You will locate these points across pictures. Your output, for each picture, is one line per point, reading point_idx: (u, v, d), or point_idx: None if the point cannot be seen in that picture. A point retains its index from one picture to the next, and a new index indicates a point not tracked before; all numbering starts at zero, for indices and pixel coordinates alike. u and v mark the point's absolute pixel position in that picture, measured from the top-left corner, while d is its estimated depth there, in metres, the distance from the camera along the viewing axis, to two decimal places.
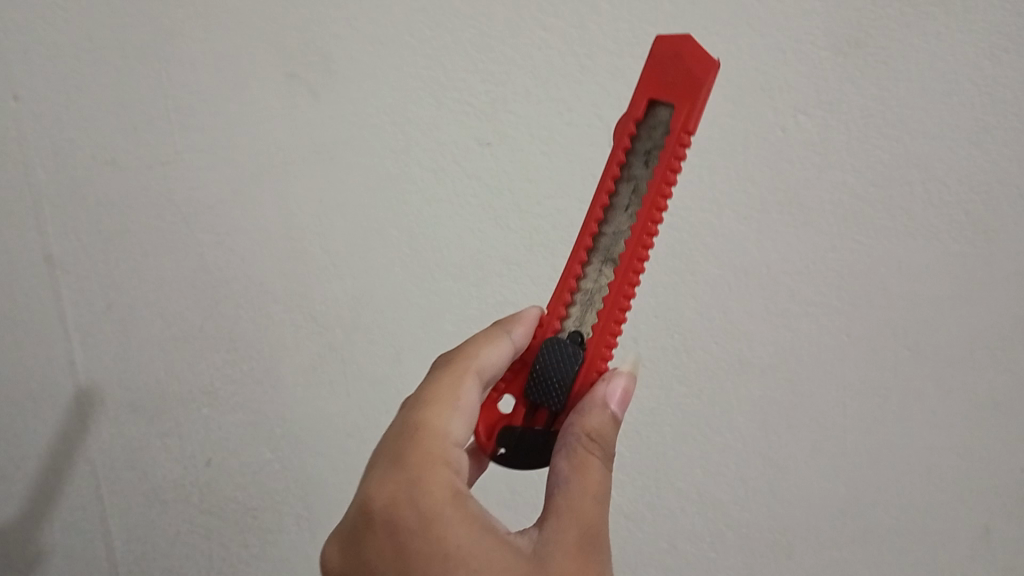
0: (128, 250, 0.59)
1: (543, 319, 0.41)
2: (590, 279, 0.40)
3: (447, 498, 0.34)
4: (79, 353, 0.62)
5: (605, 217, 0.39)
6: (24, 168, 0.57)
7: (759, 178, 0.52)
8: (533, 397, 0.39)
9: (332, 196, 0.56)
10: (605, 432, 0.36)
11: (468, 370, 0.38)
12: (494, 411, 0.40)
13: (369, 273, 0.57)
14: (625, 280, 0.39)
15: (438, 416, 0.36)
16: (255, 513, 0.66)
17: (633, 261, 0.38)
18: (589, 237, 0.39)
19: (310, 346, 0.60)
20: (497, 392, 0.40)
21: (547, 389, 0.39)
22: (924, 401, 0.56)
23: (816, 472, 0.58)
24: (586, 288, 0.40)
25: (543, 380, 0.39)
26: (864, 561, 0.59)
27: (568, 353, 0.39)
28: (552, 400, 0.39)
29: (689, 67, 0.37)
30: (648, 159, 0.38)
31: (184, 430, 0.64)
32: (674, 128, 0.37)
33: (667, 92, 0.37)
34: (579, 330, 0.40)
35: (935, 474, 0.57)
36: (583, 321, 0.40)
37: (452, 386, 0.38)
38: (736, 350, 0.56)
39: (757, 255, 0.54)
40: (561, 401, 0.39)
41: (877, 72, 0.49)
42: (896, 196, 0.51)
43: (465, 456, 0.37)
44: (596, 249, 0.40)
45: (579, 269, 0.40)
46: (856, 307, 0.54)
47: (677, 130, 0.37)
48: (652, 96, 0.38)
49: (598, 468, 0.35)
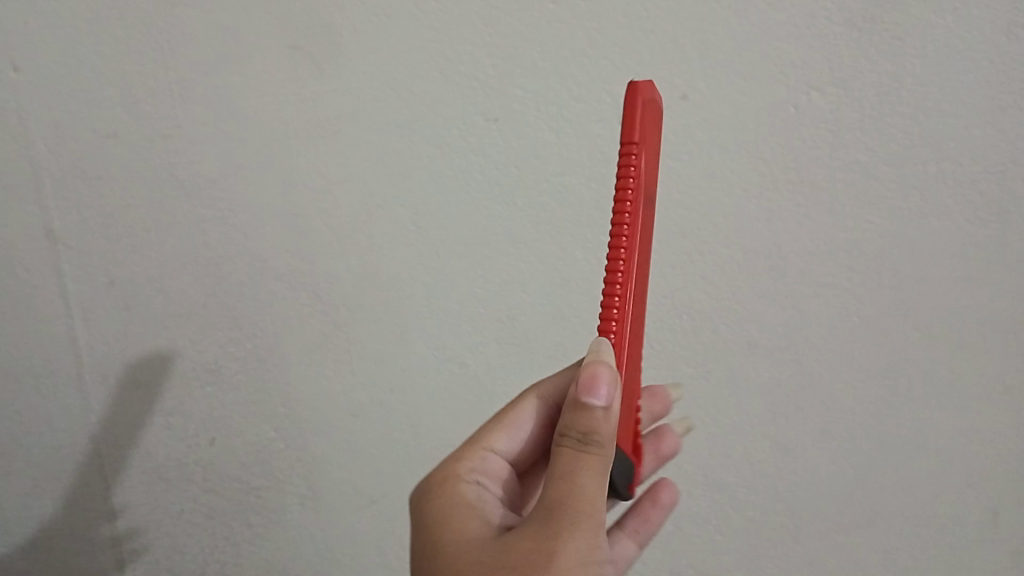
0: (130, 226, 0.58)
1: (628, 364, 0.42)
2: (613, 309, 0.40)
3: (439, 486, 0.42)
4: (81, 329, 0.61)
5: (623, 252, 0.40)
6: (24, 141, 0.56)
7: (772, 156, 0.51)
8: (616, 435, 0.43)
9: (337, 173, 0.55)
10: (585, 423, 0.37)
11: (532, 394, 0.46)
12: None
13: (374, 251, 0.57)
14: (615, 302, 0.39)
15: (491, 428, 0.46)
16: (258, 491, 0.66)
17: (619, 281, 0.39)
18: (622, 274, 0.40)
19: (314, 324, 0.59)
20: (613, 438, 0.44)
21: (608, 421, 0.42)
22: (933, 384, 0.55)
23: (823, 454, 0.58)
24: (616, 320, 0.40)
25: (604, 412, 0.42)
26: (868, 543, 0.59)
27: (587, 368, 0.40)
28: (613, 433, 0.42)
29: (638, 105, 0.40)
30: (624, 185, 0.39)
31: (186, 408, 0.63)
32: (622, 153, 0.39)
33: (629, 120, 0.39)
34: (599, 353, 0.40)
35: (942, 457, 0.57)
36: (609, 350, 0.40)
37: (511, 405, 0.47)
38: (745, 333, 0.55)
39: (767, 234, 0.53)
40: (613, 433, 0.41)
41: (893, 48, 0.48)
42: (910, 176, 0.50)
43: (500, 464, 0.45)
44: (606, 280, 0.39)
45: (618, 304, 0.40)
46: (867, 288, 0.53)
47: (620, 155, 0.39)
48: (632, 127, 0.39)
49: (570, 456, 0.37)
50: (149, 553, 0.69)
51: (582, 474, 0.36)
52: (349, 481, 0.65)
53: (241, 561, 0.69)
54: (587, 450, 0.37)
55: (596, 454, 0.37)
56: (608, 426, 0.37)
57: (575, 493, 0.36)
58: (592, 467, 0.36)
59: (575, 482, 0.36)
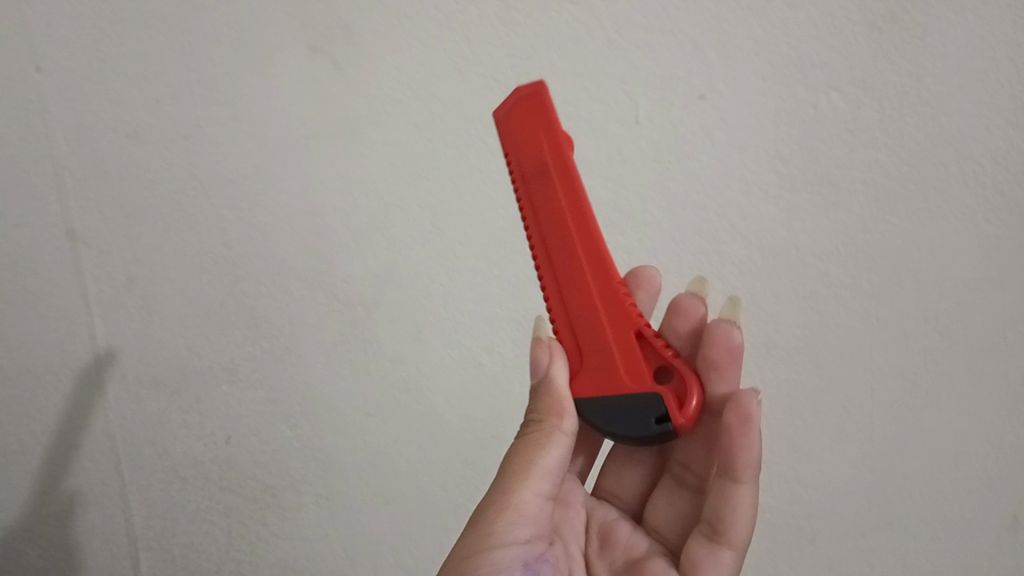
0: (151, 225, 0.58)
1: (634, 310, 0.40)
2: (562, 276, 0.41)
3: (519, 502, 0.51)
4: (101, 328, 0.62)
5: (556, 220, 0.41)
6: (47, 140, 0.57)
7: (790, 157, 0.51)
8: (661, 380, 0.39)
9: (355, 172, 0.55)
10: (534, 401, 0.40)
11: None
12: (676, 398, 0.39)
13: (391, 251, 0.57)
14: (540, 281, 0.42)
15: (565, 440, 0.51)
16: (274, 489, 0.66)
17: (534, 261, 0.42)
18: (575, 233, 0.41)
19: (331, 324, 0.60)
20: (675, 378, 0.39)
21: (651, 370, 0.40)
22: (953, 386, 0.55)
23: (840, 457, 0.58)
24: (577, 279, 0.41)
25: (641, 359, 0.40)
26: (887, 549, 0.59)
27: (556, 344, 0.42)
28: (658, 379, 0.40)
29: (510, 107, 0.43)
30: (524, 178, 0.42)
31: (205, 406, 0.64)
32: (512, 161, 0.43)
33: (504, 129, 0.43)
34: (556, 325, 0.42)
35: (963, 462, 0.56)
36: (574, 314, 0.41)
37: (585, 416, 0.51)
38: (762, 334, 0.55)
39: (786, 236, 0.52)
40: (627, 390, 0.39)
41: (913, 48, 0.48)
42: (930, 177, 0.50)
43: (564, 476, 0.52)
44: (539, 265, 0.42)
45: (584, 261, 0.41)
46: (886, 290, 0.53)
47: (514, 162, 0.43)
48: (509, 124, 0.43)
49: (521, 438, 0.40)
50: (165, 551, 0.70)
51: (511, 458, 0.39)
52: (364, 480, 0.65)
53: (257, 561, 0.69)
54: (528, 432, 0.39)
55: (534, 435, 0.39)
56: (552, 400, 0.39)
57: (504, 476, 0.39)
58: (521, 449, 0.39)
59: (507, 468, 0.39)
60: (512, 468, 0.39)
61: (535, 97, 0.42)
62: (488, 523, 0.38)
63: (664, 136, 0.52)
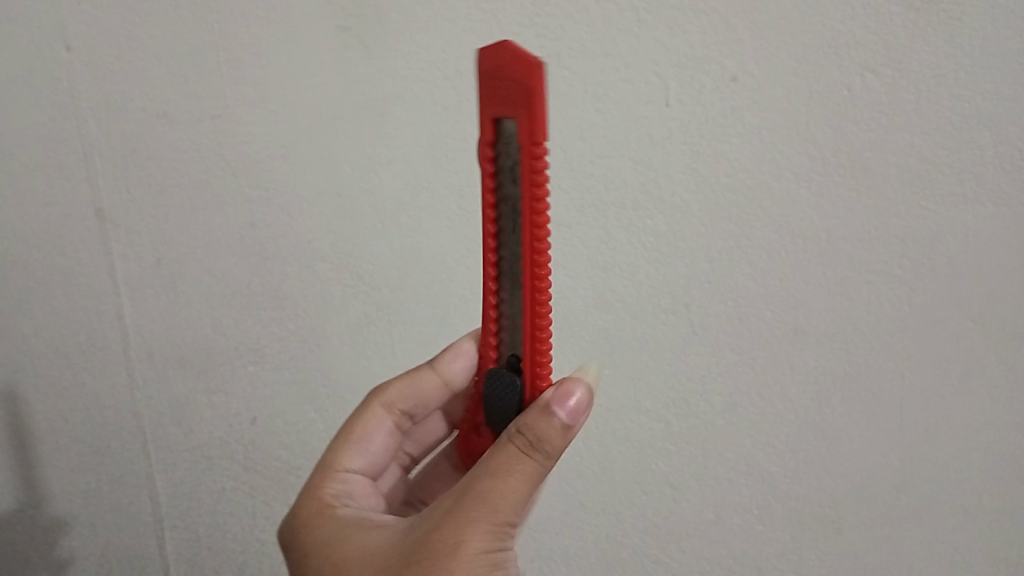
0: (178, 206, 0.59)
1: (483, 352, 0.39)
2: (505, 307, 0.37)
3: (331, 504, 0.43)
4: (129, 307, 0.62)
5: (498, 241, 0.36)
6: (76, 120, 0.57)
7: (823, 140, 0.50)
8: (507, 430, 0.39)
9: (382, 154, 0.55)
10: (551, 434, 0.35)
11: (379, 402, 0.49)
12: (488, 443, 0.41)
13: (416, 232, 0.57)
14: (534, 298, 0.35)
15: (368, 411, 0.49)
16: (299, 471, 0.66)
17: (534, 282, 0.35)
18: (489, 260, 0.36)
19: (357, 305, 0.60)
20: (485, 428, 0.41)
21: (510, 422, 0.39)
22: (984, 374, 0.54)
23: (869, 445, 0.57)
24: (507, 312, 0.37)
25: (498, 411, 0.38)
26: (913, 537, 0.59)
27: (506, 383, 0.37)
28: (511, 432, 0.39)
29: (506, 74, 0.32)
30: (516, 175, 0.34)
31: (230, 386, 0.64)
32: (524, 143, 0.32)
33: (503, 109, 0.33)
34: (512, 354, 0.38)
35: (994, 451, 0.55)
36: (516, 344, 0.38)
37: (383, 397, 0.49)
38: (792, 319, 0.54)
39: (816, 220, 0.52)
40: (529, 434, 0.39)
41: (950, 29, 0.47)
42: (965, 160, 0.49)
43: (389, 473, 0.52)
44: (501, 274, 0.36)
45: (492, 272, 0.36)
46: (919, 276, 0.52)
47: (526, 145, 0.32)
48: (494, 115, 0.33)
49: (511, 457, 0.35)
50: (190, 530, 0.70)
51: (506, 477, 0.35)
52: None
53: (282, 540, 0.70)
54: (524, 458, 0.35)
55: (534, 464, 0.35)
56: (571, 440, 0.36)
57: (498, 494, 0.35)
58: (526, 480, 0.35)
59: (508, 498, 0.35)
60: (508, 495, 0.35)
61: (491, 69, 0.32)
62: (483, 539, 0.34)
63: (695, 118, 0.51)
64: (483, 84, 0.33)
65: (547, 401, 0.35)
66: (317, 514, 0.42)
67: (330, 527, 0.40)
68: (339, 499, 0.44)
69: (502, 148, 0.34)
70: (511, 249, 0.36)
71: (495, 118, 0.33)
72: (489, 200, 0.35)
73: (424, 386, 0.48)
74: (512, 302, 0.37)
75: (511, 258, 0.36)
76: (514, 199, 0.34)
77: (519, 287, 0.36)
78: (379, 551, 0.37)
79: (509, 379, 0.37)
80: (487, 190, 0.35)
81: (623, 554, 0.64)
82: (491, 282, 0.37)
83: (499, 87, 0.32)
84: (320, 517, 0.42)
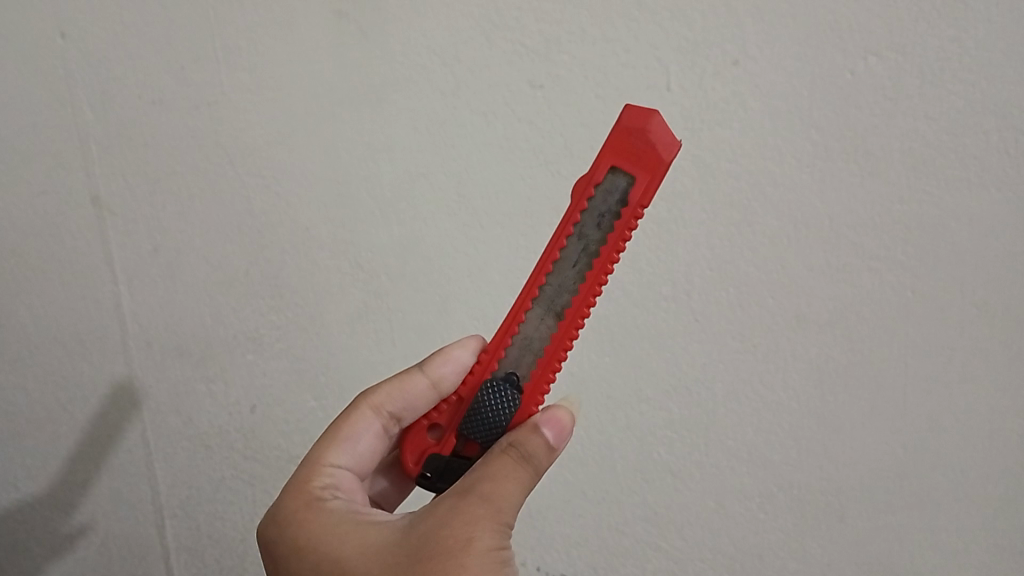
0: (175, 193, 0.59)
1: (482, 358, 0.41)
2: (528, 328, 0.39)
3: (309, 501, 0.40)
4: (126, 295, 0.62)
5: (554, 269, 0.39)
6: (72, 107, 0.57)
7: (825, 125, 0.49)
8: (465, 429, 0.40)
9: (380, 141, 0.55)
10: (538, 449, 0.36)
11: (367, 406, 0.43)
12: (424, 439, 0.41)
13: (415, 219, 0.57)
14: (568, 331, 0.38)
15: (358, 413, 0.44)
16: (298, 460, 0.65)
17: (576, 317, 0.38)
18: (538, 282, 0.39)
19: (356, 294, 0.59)
20: (429, 420, 0.41)
21: (472, 421, 0.39)
22: (990, 363, 0.53)
23: (874, 434, 0.56)
24: (526, 333, 0.39)
25: (478, 412, 0.39)
26: (920, 528, 0.58)
27: (508, 396, 0.38)
28: (472, 430, 0.39)
29: (650, 141, 0.37)
30: (602, 221, 0.38)
31: (229, 375, 0.64)
32: (634, 198, 0.37)
33: (628, 162, 0.37)
34: (514, 372, 0.40)
35: (1000, 441, 0.54)
36: (520, 364, 0.40)
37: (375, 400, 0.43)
38: (793, 306, 0.54)
39: (818, 206, 0.51)
40: (484, 436, 0.39)
41: (954, 12, 0.46)
42: (971, 145, 0.48)
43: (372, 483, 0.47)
44: (540, 297, 0.39)
45: (536, 291, 0.39)
46: (923, 262, 0.51)
47: (636, 200, 0.37)
48: (613, 164, 0.37)
49: (505, 464, 0.36)
50: (190, 519, 0.70)
51: (504, 483, 0.35)
52: None
53: None
54: (517, 468, 0.36)
55: (525, 475, 0.36)
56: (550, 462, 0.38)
57: (500, 497, 0.35)
58: (523, 486, 0.36)
59: (509, 499, 0.35)
60: (508, 499, 0.35)
61: (635, 131, 0.37)
62: (490, 537, 0.34)
63: (697, 103, 0.50)
64: (616, 135, 0.37)
65: (534, 420, 0.37)
66: (304, 508, 0.40)
67: (320, 525, 0.39)
68: (326, 491, 0.41)
69: (601, 194, 0.38)
70: (561, 281, 0.39)
71: (613, 167, 0.37)
72: (568, 231, 0.39)
73: (413, 392, 0.42)
74: (537, 326, 0.39)
75: (555, 288, 0.39)
76: (592, 240, 0.38)
77: (556, 316, 0.39)
78: (377, 553, 0.36)
79: (511, 393, 0.39)
80: (571, 222, 0.38)
81: (624, 543, 0.64)
82: (530, 300, 0.39)
83: (630, 144, 0.37)
84: (306, 510, 0.40)
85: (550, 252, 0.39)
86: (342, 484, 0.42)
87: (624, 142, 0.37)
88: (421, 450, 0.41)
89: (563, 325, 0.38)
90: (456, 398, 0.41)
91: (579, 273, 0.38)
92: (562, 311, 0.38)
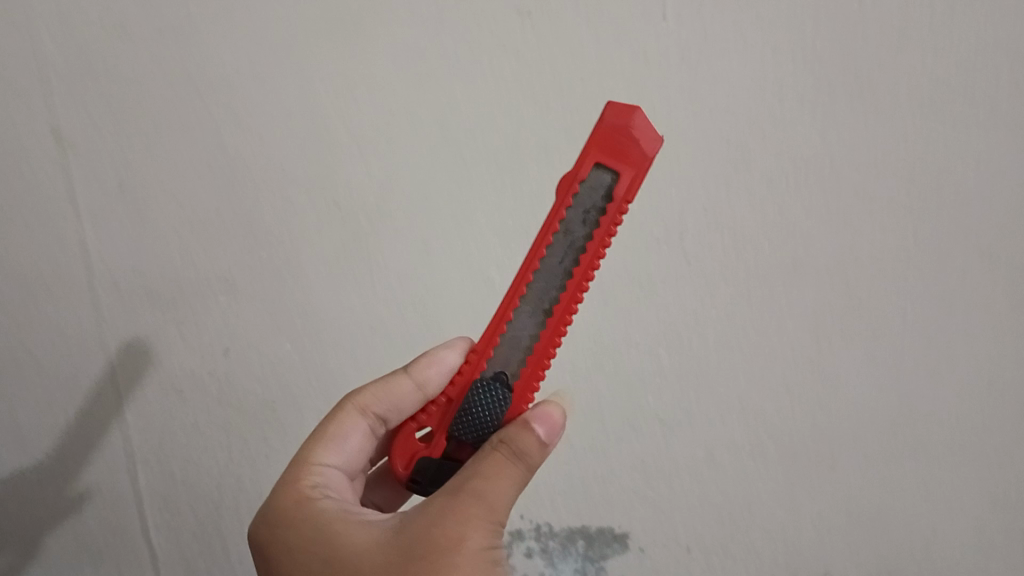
0: (140, 125, 0.57)
1: (469, 358, 0.40)
2: (515, 329, 0.39)
3: (299, 500, 0.39)
4: (91, 233, 0.60)
5: (539, 269, 0.39)
6: (31, 33, 0.56)
7: (826, 55, 0.47)
8: (458, 431, 0.39)
9: (359, 72, 0.52)
10: (531, 445, 0.35)
11: (352, 410, 0.44)
12: (414, 444, 0.40)
13: (395, 158, 0.54)
14: (557, 331, 0.38)
15: (342, 417, 0.44)
16: (272, 406, 0.62)
17: (564, 314, 0.38)
18: (524, 282, 0.39)
19: (333, 234, 0.56)
20: (417, 423, 0.41)
21: (465, 424, 0.38)
22: (994, 312, 0.48)
23: (874, 386, 0.52)
24: (513, 332, 0.39)
25: (471, 413, 0.38)
26: (927, 493, 0.53)
27: (499, 396, 0.38)
28: (465, 433, 0.38)
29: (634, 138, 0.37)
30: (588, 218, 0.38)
31: (199, 318, 0.61)
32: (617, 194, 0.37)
33: (614, 159, 0.37)
34: (502, 372, 0.39)
35: (1005, 396, 0.50)
36: (509, 361, 0.39)
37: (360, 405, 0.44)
38: (791, 252, 0.51)
39: (819, 147, 0.48)
40: (478, 439, 0.38)
41: None
42: (982, 80, 0.45)
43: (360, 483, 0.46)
44: (527, 296, 0.39)
45: (524, 290, 0.39)
46: (927, 205, 0.48)
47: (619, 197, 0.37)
48: (598, 161, 0.38)
49: (498, 461, 0.34)
50: (163, 463, 0.67)
51: (497, 480, 0.34)
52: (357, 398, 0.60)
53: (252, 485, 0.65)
54: (509, 466, 0.34)
55: (517, 472, 0.34)
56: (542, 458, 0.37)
57: (492, 495, 0.33)
58: (516, 484, 0.34)
59: (502, 498, 0.34)
60: (502, 496, 0.34)
61: (618, 130, 0.37)
62: (482, 538, 0.33)
63: (693, 34, 0.48)
64: (599, 133, 0.38)
65: (527, 417, 0.36)
66: (295, 507, 0.38)
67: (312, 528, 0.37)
68: (316, 489, 0.40)
69: (585, 190, 0.38)
70: (545, 281, 0.39)
71: (596, 163, 0.38)
72: (553, 231, 0.38)
73: (399, 390, 0.43)
74: (525, 324, 0.39)
75: (542, 286, 0.39)
76: (579, 239, 0.38)
77: (544, 314, 0.38)
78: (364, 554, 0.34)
79: (502, 392, 0.38)
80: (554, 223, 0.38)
81: (608, 491, 0.61)
82: (518, 299, 0.39)
83: (615, 141, 0.37)
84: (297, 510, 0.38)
85: (538, 250, 0.38)
86: (332, 483, 0.41)
87: (606, 141, 0.37)
88: (411, 455, 0.40)
89: (551, 323, 0.38)
90: (444, 400, 0.40)
91: (565, 272, 0.38)
92: (551, 309, 0.38)
